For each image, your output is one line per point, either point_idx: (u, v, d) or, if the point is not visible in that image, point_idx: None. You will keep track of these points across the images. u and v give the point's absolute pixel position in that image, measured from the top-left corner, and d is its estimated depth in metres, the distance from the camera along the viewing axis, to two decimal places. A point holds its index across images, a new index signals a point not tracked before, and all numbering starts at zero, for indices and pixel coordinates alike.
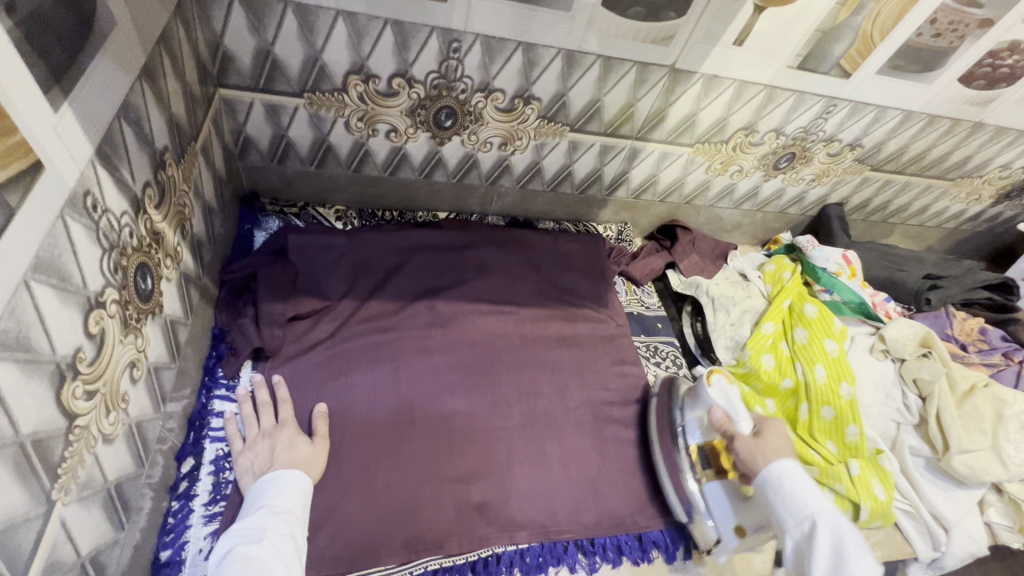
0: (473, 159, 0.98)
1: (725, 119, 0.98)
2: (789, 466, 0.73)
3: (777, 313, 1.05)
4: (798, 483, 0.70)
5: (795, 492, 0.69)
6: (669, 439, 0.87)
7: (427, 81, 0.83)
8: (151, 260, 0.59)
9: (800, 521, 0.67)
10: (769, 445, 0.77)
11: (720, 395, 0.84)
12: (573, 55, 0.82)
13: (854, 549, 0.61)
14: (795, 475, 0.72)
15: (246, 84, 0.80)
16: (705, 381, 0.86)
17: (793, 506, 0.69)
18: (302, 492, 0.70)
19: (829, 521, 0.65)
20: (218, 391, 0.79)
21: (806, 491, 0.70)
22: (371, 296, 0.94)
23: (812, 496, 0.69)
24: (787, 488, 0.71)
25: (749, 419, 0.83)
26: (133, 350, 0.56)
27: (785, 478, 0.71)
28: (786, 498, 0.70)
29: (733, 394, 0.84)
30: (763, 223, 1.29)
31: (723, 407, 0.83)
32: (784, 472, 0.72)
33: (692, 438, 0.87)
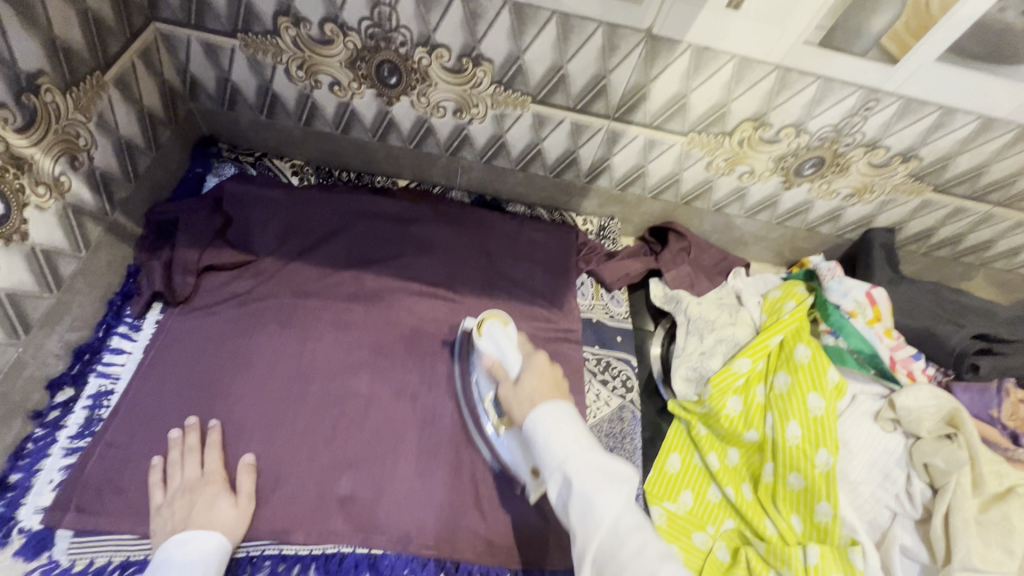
0: (427, 124, 0.89)
1: (725, 104, 0.80)
2: (547, 406, 0.63)
3: (758, 349, 0.86)
4: (552, 425, 0.60)
5: (546, 441, 0.59)
6: (467, 387, 0.82)
7: (361, 29, 0.75)
8: (5, 185, 0.58)
9: (555, 473, 0.58)
10: (524, 389, 0.68)
11: (490, 342, 0.78)
12: (522, 9, 0.70)
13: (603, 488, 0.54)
14: (548, 414, 0.61)
15: (178, 19, 0.76)
16: (476, 333, 0.80)
17: (551, 453, 0.58)
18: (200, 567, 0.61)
19: (583, 463, 0.57)
20: (118, 329, 0.79)
21: (561, 428, 0.60)
22: (298, 257, 0.89)
23: (568, 431, 0.60)
24: (544, 440, 0.60)
25: (519, 354, 0.75)
26: None
27: (540, 426, 0.61)
28: (543, 444, 0.60)
29: (501, 338, 0.78)
30: (787, 240, 1.08)
31: (493, 354, 0.77)
32: (544, 420, 0.62)
33: (483, 386, 0.80)
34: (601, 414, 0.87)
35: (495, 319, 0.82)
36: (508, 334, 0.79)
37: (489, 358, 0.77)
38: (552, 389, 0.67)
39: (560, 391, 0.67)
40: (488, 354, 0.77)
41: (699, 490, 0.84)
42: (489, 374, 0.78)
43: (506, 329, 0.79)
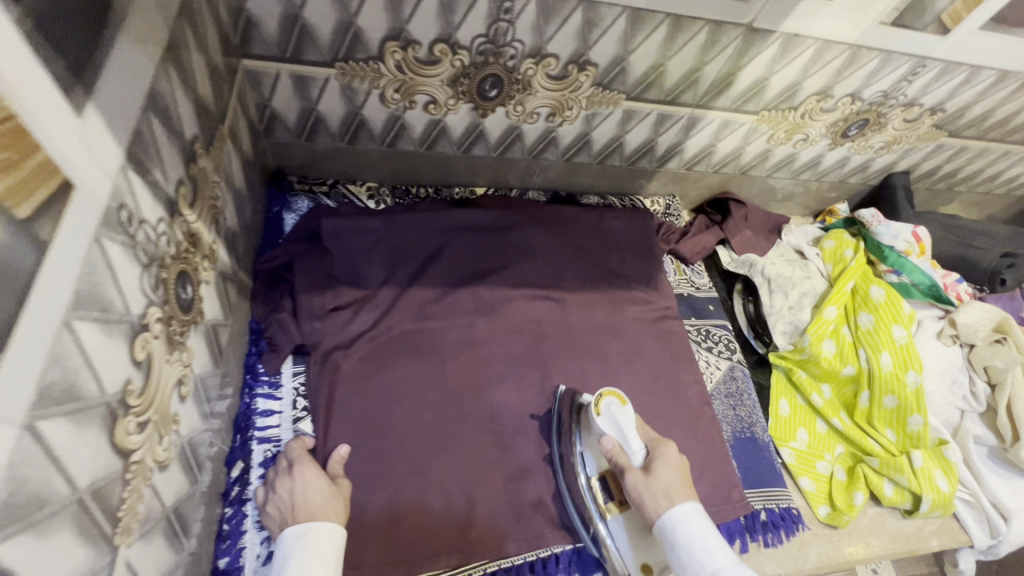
0: (517, 131, 0.89)
1: (799, 83, 0.87)
2: (685, 510, 0.61)
3: (840, 296, 0.98)
4: (697, 530, 0.60)
5: (691, 545, 0.59)
6: (569, 463, 0.77)
7: (473, 47, 0.73)
8: (190, 266, 0.54)
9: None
10: (658, 482, 0.65)
11: (609, 423, 0.72)
12: (639, 14, 0.72)
13: None
14: (692, 515, 0.61)
15: (272, 53, 0.71)
16: (594, 411, 0.74)
17: (700, 562, 0.57)
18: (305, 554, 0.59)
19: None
20: (261, 389, 0.76)
21: (708, 539, 0.59)
22: (411, 283, 0.88)
23: (712, 539, 0.59)
24: (690, 546, 0.59)
25: (641, 442, 0.70)
26: (180, 367, 0.51)
27: (681, 528, 0.60)
28: (686, 551, 0.59)
29: (621, 416, 0.72)
30: (818, 194, 1.21)
31: (614, 436, 0.71)
32: (686, 522, 0.61)
33: (591, 467, 0.75)
34: (715, 378, 0.97)
35: (612, 395, 0.75)
36: (628, 414, 0.73)
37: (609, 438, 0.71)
38: (686, 486, 0.65)
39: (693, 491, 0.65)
40: (608, 437, 0.72)
41: (810, 426, 0.96)
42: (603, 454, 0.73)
43: (627, 408, 0.74)
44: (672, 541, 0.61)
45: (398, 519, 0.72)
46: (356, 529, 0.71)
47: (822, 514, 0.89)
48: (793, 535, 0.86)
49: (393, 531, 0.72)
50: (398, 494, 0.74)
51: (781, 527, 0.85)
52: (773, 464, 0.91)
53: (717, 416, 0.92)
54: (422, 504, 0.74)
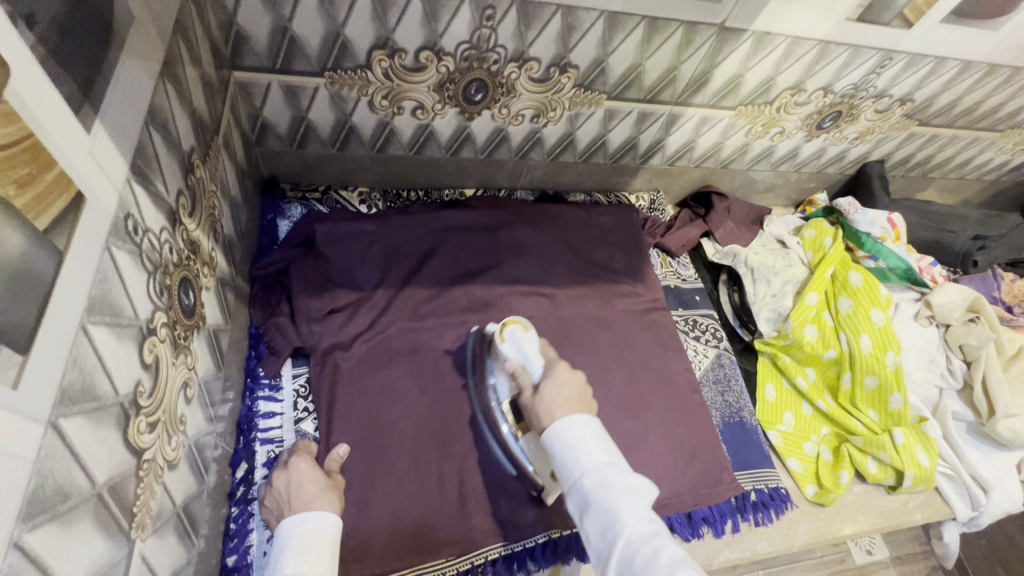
0: (504, 133, 0.92)
1: (773, 78, 0.91)
2: (569, 419, 0.60)
3: (820, 283, 1.01)
4: (574, 438, 0.59)
5: (564, 451, 0.59)
6: (485, 396, 0.83)
7: (457, 53, 0.76)
8: (191, 273, 0.56)
9: (576, 486, 0.57)
10: (546, 399, 0.65)
11: (513, 348, 0.76)
12: (616, 17, 0.75)
13: (617, 502, 0.53)
14: (570, 426, 0.60)
15: (262, 65, 0.73)
16: (498, 339, 0.78)
17: (569, 465, 0.58)
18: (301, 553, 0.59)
19: (602, 478, 0.56)
20: (262, 392, 0.78)
21: (580, 443, 0.59)
22: (405, 284, 0.91)
23: (591, 444, 0.59)
24: (564, 453, 0.59)
25: (542, 361, 0.72)
26: (185, 370, 0.53)
27: (559, 437, 0.60)
28: (564, 459, 0.58)
29: (525, 343, 0.75)
30: (798, 184, 1.24)
31: (517, 360, 0.75)
32: (563, 432, 0.60)
33: (502, 393, 0.80)
34: (704, 365, 1.00)
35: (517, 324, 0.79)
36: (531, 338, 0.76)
37: (513, 363, 0.74)
38: (581, 402, 0.65)
39: (586, 404, 0.65)
40: (512, 360, 0.75)
41: (796, 409, 0.99)
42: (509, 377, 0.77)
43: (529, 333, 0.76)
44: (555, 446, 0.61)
45: (397, 508, 0.75)
46: (353, 521, 0.73)
47: (810, 493, 0.92)
48: (782, 514, 0.90)
49: (391, 522, 0.74)
50: (399, 487, 0.76)
51: (771, 507, 0.89)
52: (762, 446, 0.94)
53: (706, 402, 0.95)
54: (422, 496, 0.76)
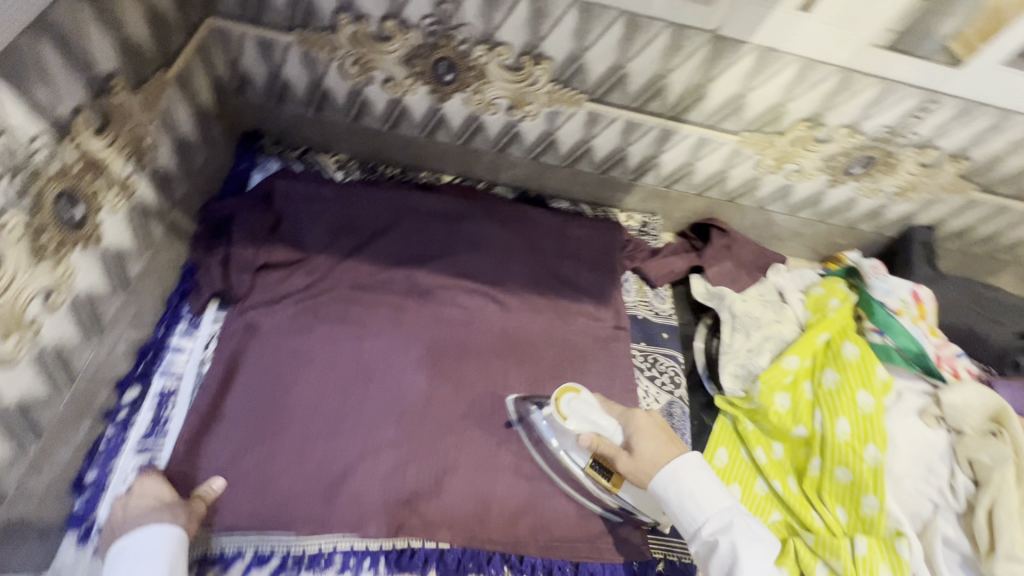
0: (478, 121, 0.89)
1: (783, 105, 0.80)
2: (680, 462, 0.68)
3: (806, 347, 0.88)
4: (690, 485, 0.67)
5: (683, 498, 0.66)
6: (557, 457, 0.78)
7: (422, 26, 0.75)
8: (83, 188, 0.58)
9: (699, 532, 0.65)
10: (643, 455, 0.70)
11: (582, 422, 0.73)
12: (589, 8, 0.69)
13: (747, 552, 0.62)
14: (683, 471, 0.68)
15: (235, 14, 0.76)
16: (560, 417, 0.73)
17: (691, 513, 0.65)
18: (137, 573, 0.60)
19: (724, 524, 0.64)
20: (176, 327, 0.80)
21: (696, 487, 0.67)
22: (349, 255, 0.90)
23: (707, 489, 0.67)
24: (682, 499, 0.66)
25: (614, 420, 0.74)
26: (49, 278, 0.55)
27: (675, 486, 0.67)
28: (687, 504, 0.66)
29: (585, 409, 0.74)
30: (826, 238, 1.09)
31: (591, 430, 0.73)
32: (675, 476, 0.67)
33: (578, 459, 0.75)
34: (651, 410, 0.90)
35: (567, 391, 0.76)
36: (588, 401, 0.75)
37: (586, 435, 0.72)
38: (666, 445, 0.71)
39: (672, 441, 0.72)
40: (587, 434, 0.73)
41: (747, 483, 0.86)
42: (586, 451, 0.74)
43: (583, 396, 0.75)
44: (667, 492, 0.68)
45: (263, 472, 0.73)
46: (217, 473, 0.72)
47: None
48: None
49: (255, 485, 0.72)
50: (274, 452, 0.74)
51: None
52: None
53: None
54: (293, 466, 0.74)
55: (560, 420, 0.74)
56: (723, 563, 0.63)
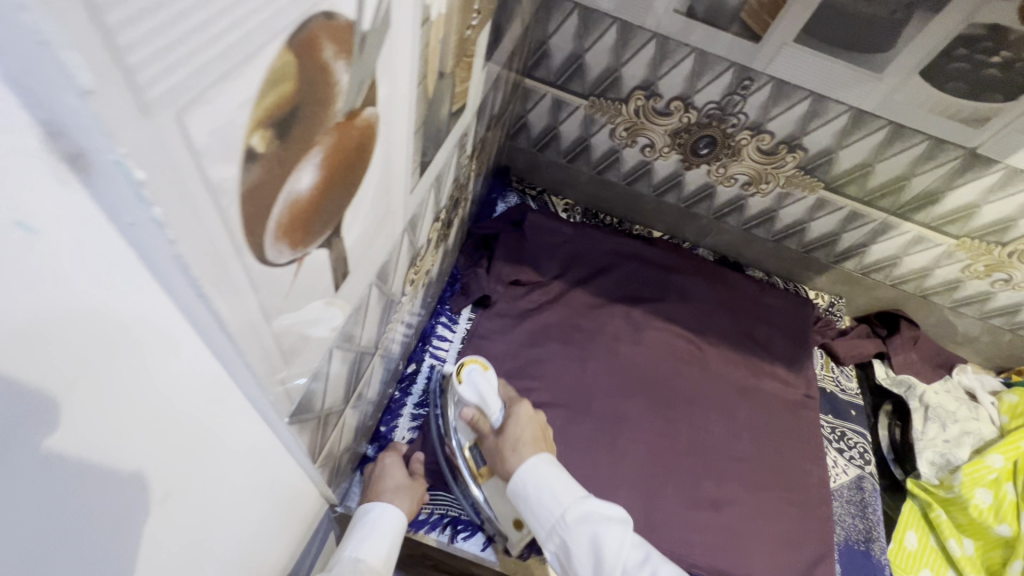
0: (711, 190, 1.02)
1: (1013, 219, 0.88)
2: (542, 458, 0.66)
3: (1010, 449, 0.90)
4: (545, 480, 0.64)
5: (541, 493, 0.63)
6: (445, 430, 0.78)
7: (703, 109, 0.89)
8: (460, 198, 0.73)
9: (556, 525, 0.61)
10: (513, 440, 0.68)
11: (470, 390, 0.73)
12: (862, 116, 0.82)
13: (608, 535, 0.59)
14: (543, 468, 0.65)
15: (547, 79, 0.93)
16: (455, 378, 0.74)
17: (547, 507, 0.62)
18: (363, 540, 0.64)
19: (580, 511, 0.61)
20: (442, 318, 0.94)
21: (551, 481, 0.64)
22: (577, 285, 1.03)
23: (558, 482, 0.64)
24: (539, 494, 0.63)
25: (501, 404, 0.73)
26: (431, 261, 0.70)
27: (534, 481, 0.64)
28: (540, 504, 0.63)
29: (485, 385, 0.74)
30: (1009, 348, 1.12)
31: (473, 404, 0.73)
32: (535, 472, 0.64)
33: (461, 438, 0.75)
34: (840, 480, 0.94)
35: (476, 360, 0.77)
36: (489, 380, 0.75)
37: (468, 409, 0.73)
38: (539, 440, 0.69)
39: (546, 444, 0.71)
40: (467, 403, 0.74)
41: (937, 572, 0.87)
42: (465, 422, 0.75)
43: (488, 373, 0.75)
44: (525, 492, 0.64)
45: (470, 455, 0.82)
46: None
47: None
48: None
49: None
50: None
51: None
52: None
53: (833, 515, 0.89)
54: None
55: (455, 382, 0.74)
56: (586, 551, 0.60)
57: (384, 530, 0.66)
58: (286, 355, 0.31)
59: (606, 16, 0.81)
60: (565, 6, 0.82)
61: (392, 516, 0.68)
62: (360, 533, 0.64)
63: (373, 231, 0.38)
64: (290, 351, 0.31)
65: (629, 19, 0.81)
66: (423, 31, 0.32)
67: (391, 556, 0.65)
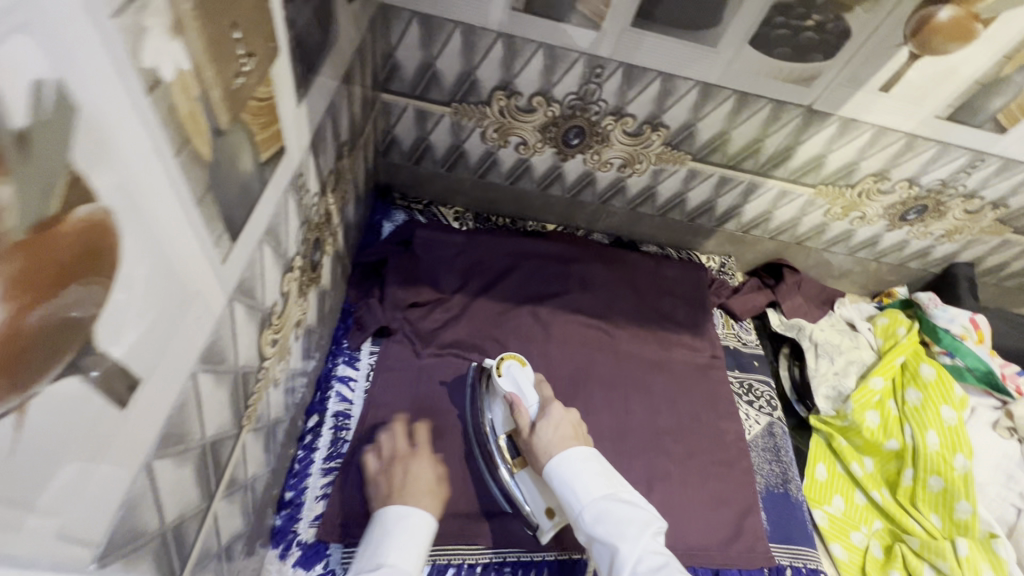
0: (591, 177, 1.03)
1: (856, 163, 0.95)
2: (574, 452, 0.70)
3: (887, 369, 0.99)
4: (572, 474, 0.68)
5: (569, 485, 0.68)
6: (479, 427, 0.82)
7: (564, 101, 0.88)
8: (322, 237, 0.68)
9: (578, 517, 0.66)
10: (543, 440, 0.73)
11: (508, 380, 0.80)
12: (710, 88, 0.85)
13: (628, 533, 0.62)
14: (572, 461, 0.69)
15: (404, 91, 0.89)
16: (494, 370, 0.81)
17: (574, 497, 0.67)
18: (395, 546, 0.64)
19: (600, 509, 0.65)
20: (341, 358, 0.88)
21: (580, 476, 0.68)
22: (480, 294, 1.01)
23: (589, 478, 0.68)
24: (565, 486, 0.68)
25: (537, 398, 0.79)
26: (300, 310, 0.65)
27: (561, 471, 0.69)
28: (566, 493, 0.68)
29: (523, 377, 0.81)
30: (878, 275, 1.23)
31: (513, 393, 0.79)
32: (566, 467, 0.69)
33: (499, 428, 0.80)
34: (755, 431, 0.99)
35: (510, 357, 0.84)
36: (526, 373, 0.82)
37: (507, 395, 0.79)
38: (574, 435, 0.73)
39: (581, 437, 0.74)
40: (504, 393, 0.80)
41: (847, 495, 0.95)
42: (506, 409, 0.80)
43: (526, 368, 0.83)
44: (555, 480, 0.69)
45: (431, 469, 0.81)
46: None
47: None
48: None
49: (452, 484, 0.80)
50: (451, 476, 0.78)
51: None
52: (805, 524, 0.90)
53: (753, 467, 0.94)
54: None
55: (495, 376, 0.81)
56: (603, 545, 0.63)
57: (407, 534, 0.65)
58: (11, 499, 0.24)
59: (446, 20, 0.78)
60: (401, 14, 0.78)
61: (413, 516, 0.67)
62: (387, 544, 0.64)
63: (162, 322, 0.33)
64: (22, 486, 0.24)
65: (470, 21, 0.78)
66: (155, 97, 0.28)
67: (423, 550, 0.66)
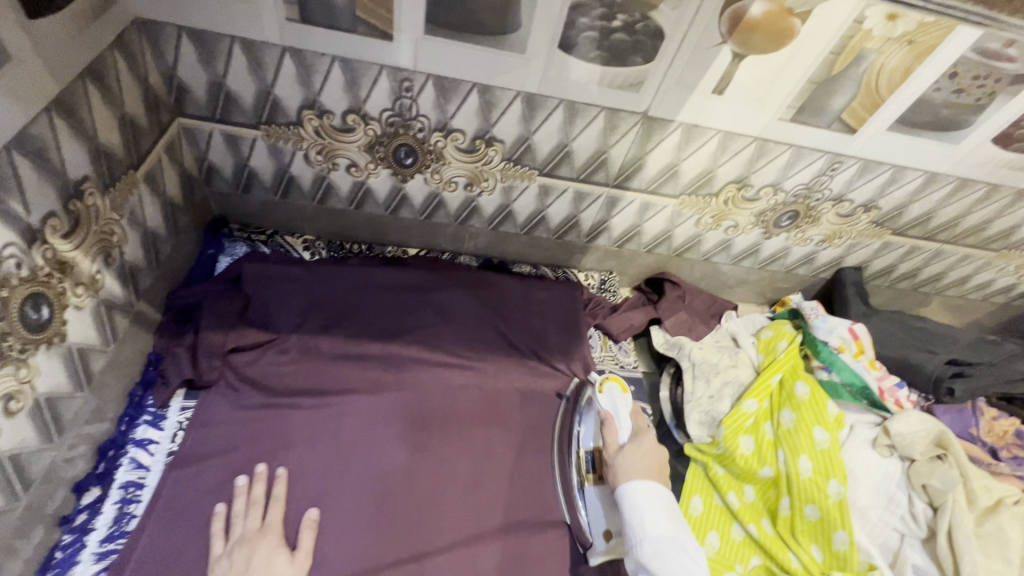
0: (439, 198, 0.95)
1: (711, 171, 0.89)
2: (644, 482, 0.78)
3: (761, 389, 0.93)
4: (641, 507, 0.75)
5: (635, 516, 0.75)
6: (566, 433, 0.90)
7: (382, 118, 0.80)
8: (50, 290, 0.59)
9: (636, 545, 0.73)
10: (627, 461, 0.81)
11: (608, 401, 0.90)
12: (533, 98, 0.77)
13: None
14: (643, 492, 0.77)
15: (203, 114, 0.80)
16: (597, 389, 0.92)
17: (638, 526, 0.74)
18: None
19: (658, 547, 0.72)
20: (141, 419, 0.79)
21: (648, 510, 0.75)
22: (322, 330, 0.90)
23: (656, 516, 0.75)
24: (632, 513, 0.75)
25: (630, 425, 0.87)
26: (11, 381, 0.55)
27: (631, 500, 0.76)
28: (629, 521, 0.75)
29: (620, 404, 0.90)
30: (771, 282, 1.17)
31: (609, 411, 0.89)
32: (635, 498, 0.76)
33: (587, 440, 0.89)
34: None
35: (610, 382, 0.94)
36: (625, 401, 0.91)
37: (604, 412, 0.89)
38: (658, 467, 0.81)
39: (659, 471, 0.81)
40: (602, 409, 0.90)
41: (724, 530, 0.87)
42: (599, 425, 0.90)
43: (624, 396, 0.92)
44: (624, 505, 0.77)
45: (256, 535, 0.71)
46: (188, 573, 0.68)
47: None
48: None
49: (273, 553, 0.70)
50: (247, 549, 0.68)
51: None
52: None
53: None
54: (276, 551, 0.69)
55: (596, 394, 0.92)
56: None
57: None
58: None
59: (220, 35, 0.70)
60: (167, 30, 0.69)
61: None
62: None
63: None
64: None
65: (247, 35, 0.70)
66: None
67: None
